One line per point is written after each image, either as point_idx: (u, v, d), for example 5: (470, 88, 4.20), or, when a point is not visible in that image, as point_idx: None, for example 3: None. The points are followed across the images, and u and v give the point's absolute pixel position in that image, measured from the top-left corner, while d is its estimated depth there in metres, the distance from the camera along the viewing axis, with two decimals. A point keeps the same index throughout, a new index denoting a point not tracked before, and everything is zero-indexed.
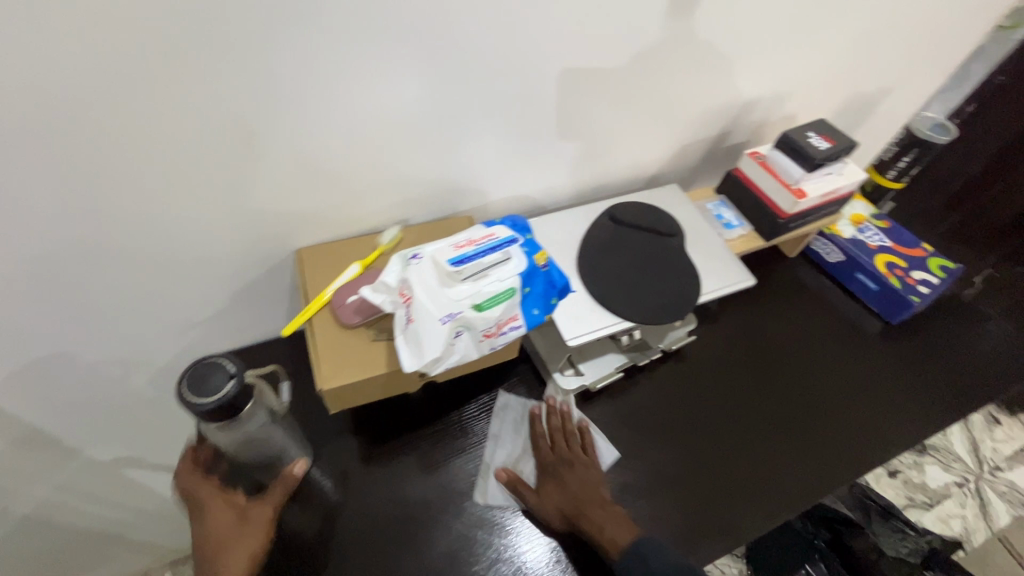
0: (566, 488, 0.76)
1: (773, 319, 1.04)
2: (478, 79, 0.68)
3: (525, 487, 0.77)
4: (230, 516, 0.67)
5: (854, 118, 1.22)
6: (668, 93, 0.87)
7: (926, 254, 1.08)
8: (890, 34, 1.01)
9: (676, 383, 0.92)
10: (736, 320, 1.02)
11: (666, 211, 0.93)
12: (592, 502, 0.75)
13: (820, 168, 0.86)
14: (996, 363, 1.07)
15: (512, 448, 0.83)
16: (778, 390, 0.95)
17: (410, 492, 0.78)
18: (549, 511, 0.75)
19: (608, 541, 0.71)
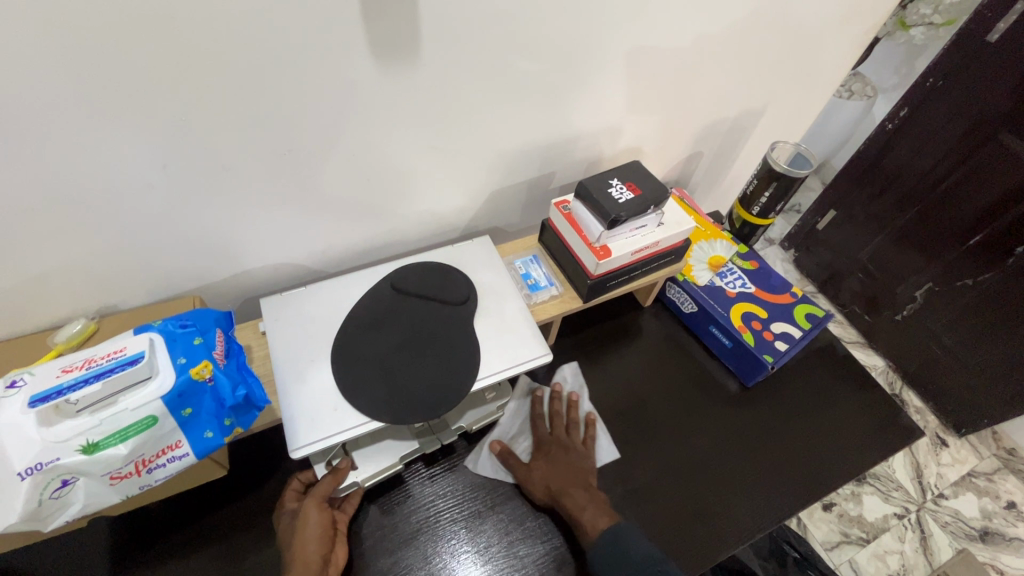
0: (554, 465, 0.78)
1: (611, 381, 0.92)
2: (131, 146, 0.55)
3: (516, 460, 0.79)
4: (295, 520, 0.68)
5: (723, 144, 1.09)
6: (450, 140, 0.75)
7: (793, 301, 0.95)
8: (733, 56, 0.88)
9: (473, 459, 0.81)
10: (565, 385, 0.90)
11: (461, 271, 0.80)
12: (574, 483, 0.76)
13: (624, 223, 0.73)
14: (875, 426, 0.94)
15: (510, 425, 0.85)
16: (608, 471, 0.83)
17: (381, 524, 0.74)
18: (534, 484, 0.76)
19: (587, 523, 0.71)
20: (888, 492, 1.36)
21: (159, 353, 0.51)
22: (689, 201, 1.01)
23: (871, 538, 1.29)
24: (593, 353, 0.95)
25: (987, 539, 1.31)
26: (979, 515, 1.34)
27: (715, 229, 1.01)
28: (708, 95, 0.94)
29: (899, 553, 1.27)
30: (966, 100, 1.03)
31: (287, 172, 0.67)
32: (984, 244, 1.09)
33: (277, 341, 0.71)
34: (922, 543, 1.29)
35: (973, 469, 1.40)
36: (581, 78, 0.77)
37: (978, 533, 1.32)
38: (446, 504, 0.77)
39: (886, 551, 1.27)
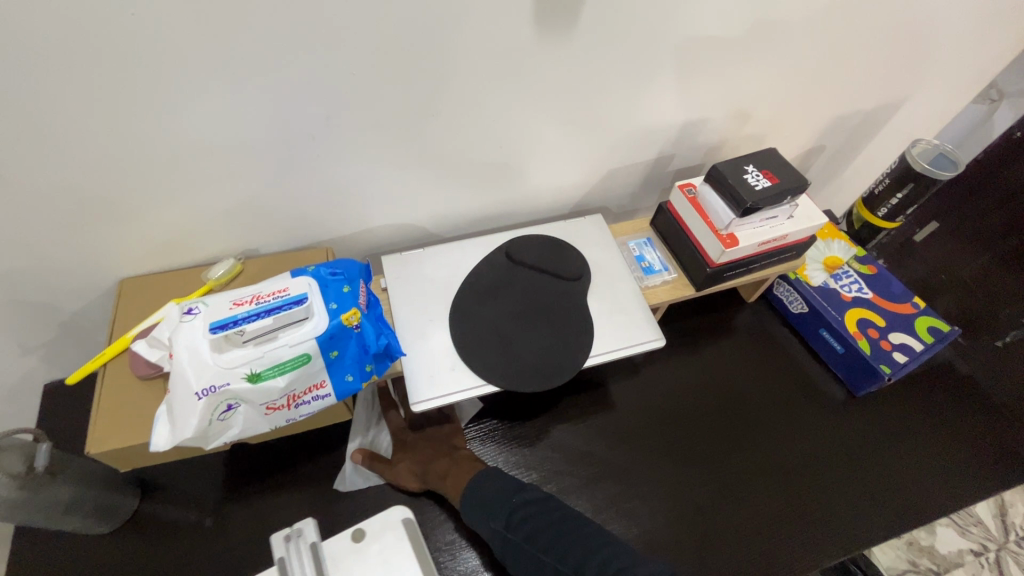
0: (414, 452, 0.74)
1: (708, 373, 0.91)
2: (300, 96, 0.58)
3: (379, 461, 0.75)
4: None
5: (849, 139, 1.02)
6: (582, 114, 0.74)
7: (915, 312, 0.89)
8: (887, 44, 0.82)
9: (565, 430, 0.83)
10: (660, 373, 0.90)
11: (575, 247, 0.79)
12: (437, 455, 0.74)
13: (757, 211, 0.70)
14: (986, 457, 0.88)
15: (362, 425, 0.80)
16: (704, 462, 0.82)
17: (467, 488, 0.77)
18: (403, 476, 0.73)
19: (452, 489, 0.69)
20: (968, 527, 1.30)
21: (316, 296, 0.54)
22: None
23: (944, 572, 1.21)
24: (690, 344, 0.94)
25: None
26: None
27: (833, 229, 0.96)
28: (848, 84, 0.88)
29: None
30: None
31: (427, 134, 0.68)
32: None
33: (400, 299, 0.73)
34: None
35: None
36: (725, 59, 0.73)
37: None
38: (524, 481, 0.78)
39: None
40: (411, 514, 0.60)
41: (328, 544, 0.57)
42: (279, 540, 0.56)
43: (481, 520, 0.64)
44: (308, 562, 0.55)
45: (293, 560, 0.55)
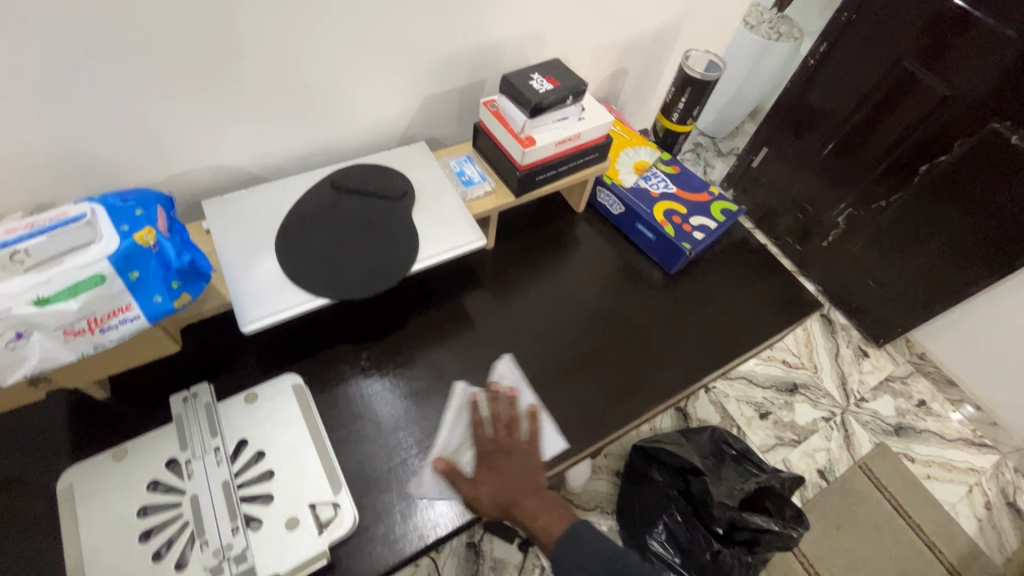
0: (501, 475, 0.73)
1: (551, 277, 1.00)
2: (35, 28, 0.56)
3: (460, 477, 0.72)
4: None
5: (647, 59, 1.15)
6: (378, 41, 0.78)
7: (711, 198, 1.05)
8: None
9: (419, 341, 0.88)
10: (505, 283, 0.98)
11: (397, 170, 0.85)
12: (527, 492, 0.72)
13: (545, 112, 0.79)
14: (781, 305, 1.03)
15: (451, 438, 0.79)
16: (573, 334, 0.93)
17: (339, 403, 0.80)
18: (481, 499, 0.71)
19: (541, 530, 0.71)
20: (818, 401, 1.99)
21: (102, 220, 0.55)
22: (614, 113, 1.09)
23: (802, 438, 1.92)
24: (531, 254, 1.02)
25: (901, 433, 1.97)
26: (894, 413, 2.01)
27: (640, 138, 1.09)
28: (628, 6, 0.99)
29: (822, 450, 1.89)
30: (863, 50, 1.52)
31: (209, 67, 0.69)
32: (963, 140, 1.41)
33: (222, 235, 0.74)
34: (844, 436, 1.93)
35: (890, 376, 2.09)
36: None
37: (893, 428, 1.98)
38: (411, 441, 0.78)
39: (814, 448, 1.89)
40: (300, 381, 0.75)
41: (224, 404, 0.72)
42: (178, 399, 0.71)
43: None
44: (204, 420, 0.70)
45: (190, 416, 0.70)
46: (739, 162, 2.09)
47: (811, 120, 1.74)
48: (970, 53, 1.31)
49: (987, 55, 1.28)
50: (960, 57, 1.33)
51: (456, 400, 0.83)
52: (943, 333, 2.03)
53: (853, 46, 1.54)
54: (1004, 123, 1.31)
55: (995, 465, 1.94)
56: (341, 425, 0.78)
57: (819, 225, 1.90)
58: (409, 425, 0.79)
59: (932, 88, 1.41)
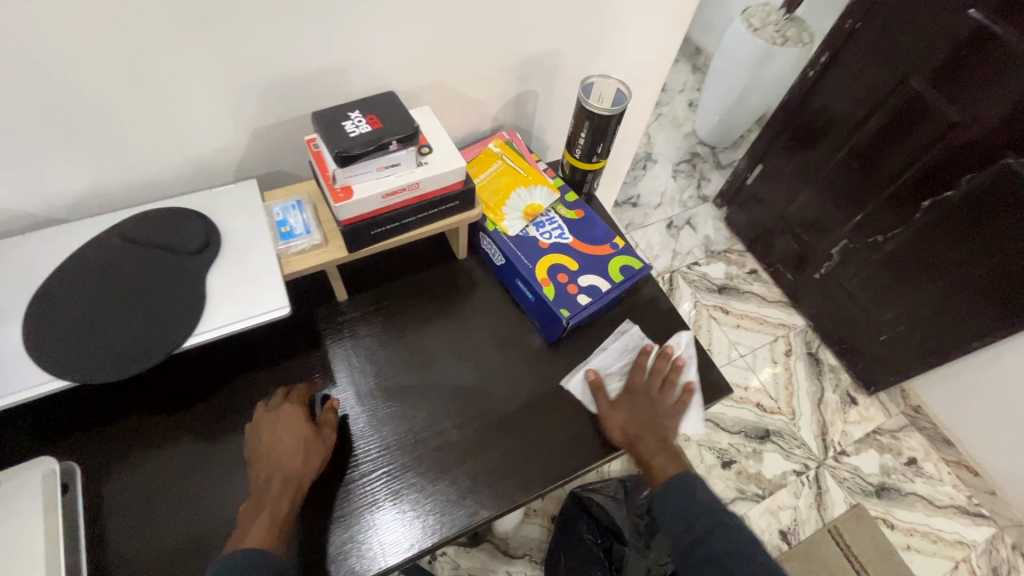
0: (640, 409, 0.81)
1: (413, 337, 0.87)
2: None
3: (603, 395, 0.81)
4: (299, 436, 0.71)
5: (560, 82, 0.99)
6: (165, 60, 0.65)
7: (612, 253, 0.89)
8: None
9: (234, 411, 0.78)
10: (356, 343, 0.85)
11: (206, 216, 0.73)
12: (654, 435, 0.80)
13: (360, 160, 0.65)
14: (689, 383, 0.86)
15: (609, 362, 0.85)
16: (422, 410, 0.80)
17: (124, 485, 0.71)
18: (614, 421, 0.79)
19: (657, 468, 0.78)
20: (791, 451, 1.74)
21: None
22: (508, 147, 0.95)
23: (768, 493, 1.67)
24: (394, 306, 0.88)
25: (882, 494, 1.70)
26: (878, 472, 1.73)
27: (539, 176, 0.94)
28: (515, 24, 0.84)
29: (788, 508, 1.64)
30: (870, 62, 1.36)
31: None
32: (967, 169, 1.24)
33: None
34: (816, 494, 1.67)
35: (879, 428, 1.81)
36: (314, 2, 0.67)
37: (875, 487, 1.71)
38: (369, 460, 0.75)
39: (778, 505, 1.64)
40: (54, 465, 0.66)
41: None
42: None
43: (681, 516, 0.74)
44: None
45: None
46: (734, 176, 2.02)
47: (817, 134, 1.60)
48: (984, 78, 1.15)
49: (1003, 79, 1.11)
50: (974, 81, 1.17)
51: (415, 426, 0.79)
52: (942, 385, 1.74)
53: (859, 58, 1.39)
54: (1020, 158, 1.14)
55: (989, 538, 1.65)
56: (118, 513, 0.70)
57: (817, 252, 1.78)
58: (197, 521, 0.70)
59: (941, 114, 1.25)
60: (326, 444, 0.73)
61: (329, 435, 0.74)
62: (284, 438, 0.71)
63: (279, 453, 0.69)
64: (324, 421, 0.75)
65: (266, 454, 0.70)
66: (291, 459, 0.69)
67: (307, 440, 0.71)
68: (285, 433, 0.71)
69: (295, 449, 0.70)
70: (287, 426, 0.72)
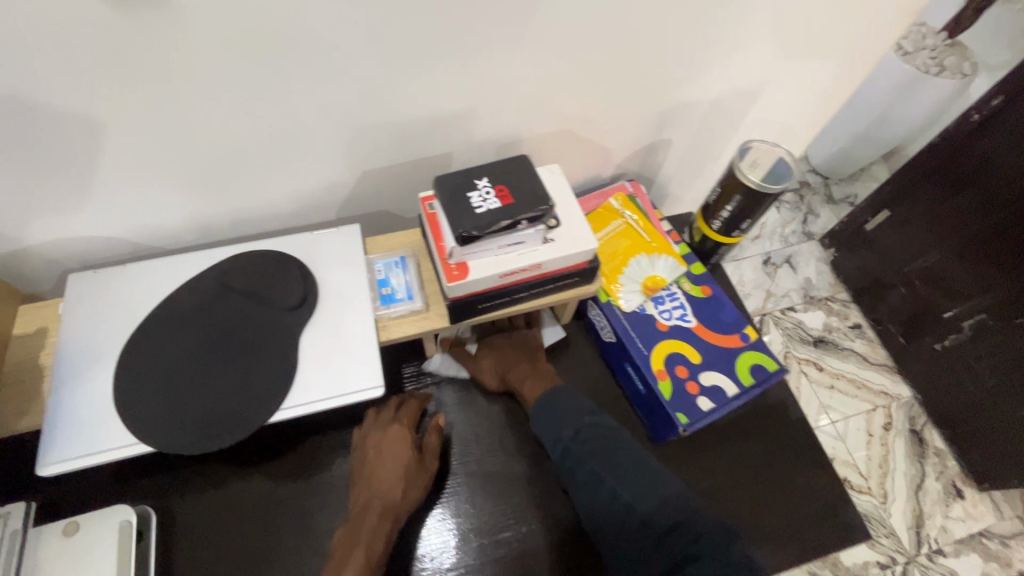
0: (498, 350, 0.78)
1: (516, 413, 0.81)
2: None
3: (462, 351, 0.80)
4: (405, 463, 0.68)
5: (700, 133, 0.86)
6: (291, 109, 0.59)
7: (742, 345, 0.76)
8: (694, 32, 0.65)
9: (315, 467, 0.75)
10: (460, 404, 0.81)
11: (306, 266, 0.66)
12: (519, 363, 0.77)
13: (484, 238, 0.56)
14: (812, 513, 0.74)
15: None
16: (510, 499, 0.76)
17: (205, 533, 0.70)
18: (483, 372, 0.78)
19: (529, 393, 0.73)
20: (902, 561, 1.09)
21: None
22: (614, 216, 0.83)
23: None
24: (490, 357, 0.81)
25: None
26: None
27: (664, 242, 0.82)
28: (667, 75, 0.71)
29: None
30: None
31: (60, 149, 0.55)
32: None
33: (72, 332, 0.61)
34: None
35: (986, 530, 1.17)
36: (454, 54, 0.58)
37: None
38: (458, 507, 0.75)
39: None
40: (130, 517, 0.63)
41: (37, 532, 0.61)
42: None
43: (549, 431, 0.67)
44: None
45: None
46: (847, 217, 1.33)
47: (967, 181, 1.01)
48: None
49: None
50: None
51: (515, 497, 0.76)
52: None
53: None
54: None
55: None
56: (195, 567, 0.68)
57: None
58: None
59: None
60: (425, 477, 0.70)
61: (431, 463, 0.71)
62: (391, 464, 0.67)
63: (384, 478, 0.67)
64: (427, 449, 0.72)
65: (371, 472, 0.67)
66: (395, 488, 0.66)
67: (414, 468, 0.69)
68: (392, 458, 0.68)
69: (400, 479, 0.67)
70: (395, 453, 0.68)
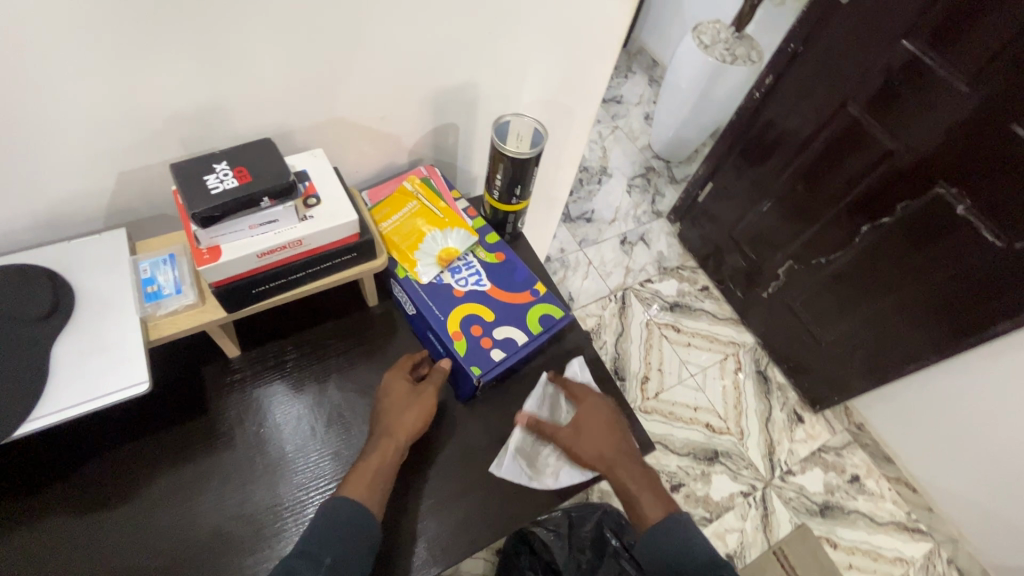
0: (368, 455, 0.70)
1: (338, 388, 0.81)
2: None
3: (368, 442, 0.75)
4: (402, 393, 0.75)
5: (482, 116, 0.94)
6: (6, 112, 0.57)
7: (531, 300, 0.84)
8: (433, 19, 0.72)
9: (104, 488, 0.69)
10: (282, 378, 0.80)
11: (53, 275, 0.64)
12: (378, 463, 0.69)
13: (226, 218, 0.58)
14: None
15: (236, 487, 0.71)
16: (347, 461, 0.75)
17: None
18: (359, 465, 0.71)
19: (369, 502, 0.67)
20: (740, 471, 1.63)
21: None
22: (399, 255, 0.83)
23: (715, 517, 1.56)
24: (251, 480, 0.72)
25: (826, 513, 1.60)
26: (822, 490, 1.63)
27: (456, 217, 0.87)
28: (425, 61, 0.78)
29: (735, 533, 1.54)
30: (815, 81, 1.30)
31: None
32: (922, 170, 1.16)
33: None
34: (764, 517, 1.57)
35: (824, 445, 1.71)
36: (181, 44, 0.59)
37: (819, 507, 1.61)
38: (283, 474, 0.73)
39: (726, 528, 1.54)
40: None
41: None
42: None
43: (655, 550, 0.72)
44: None
45: None
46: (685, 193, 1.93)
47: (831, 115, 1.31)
48: (918, 107, 1.12)
49: (935, 107, 1.09)
50: (908, 110, 1.14)
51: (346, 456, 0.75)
52: (884, 403, 1.64)
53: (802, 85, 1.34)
54: (951, 188, 1.12)
55: (926, 555, 1.56)
56: None
57: (764, 271, 1.70)
58: None
59: (878, 143, 1.22)
60: (416, 403, 0.74)
61: (426, 392, 0.75)
62: (390, 391, 0.75)
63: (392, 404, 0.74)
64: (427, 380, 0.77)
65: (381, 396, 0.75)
66: (386, 409, 0.73)
67: (411, 397, 0.75)
68: (390, 389, 0.75)
69: (395, 402, 0.74)
70: (392, 383, 0.76)
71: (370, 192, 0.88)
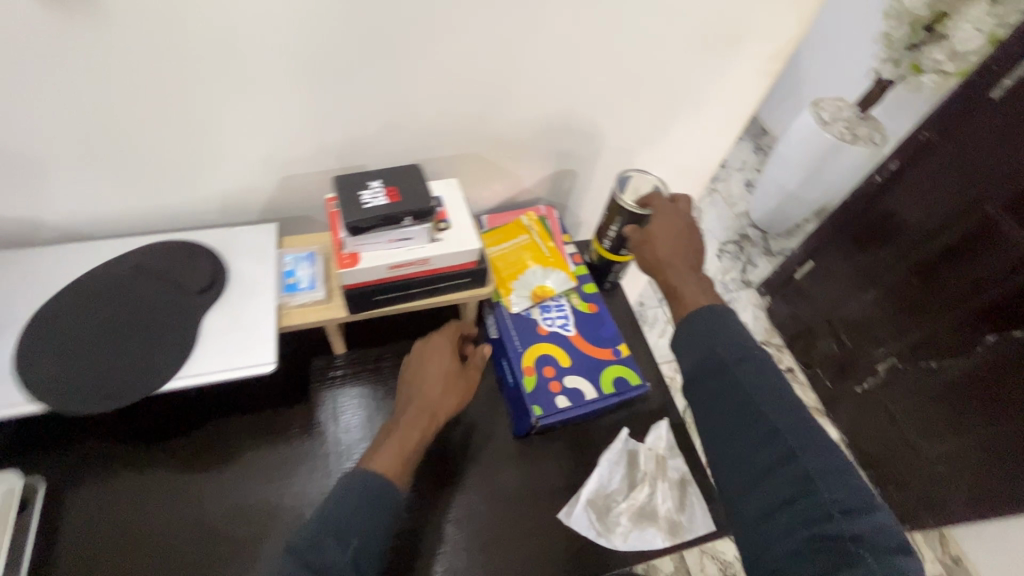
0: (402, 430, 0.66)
1: None
2: None
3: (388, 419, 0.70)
4: (444, 373, 0.73)
5: (600, 167, 0.97)
6: (217, 118, 0.68)
7: (611, 359, 0.84)
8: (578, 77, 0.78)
9: (211, 452, 0.75)
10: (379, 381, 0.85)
11: (216, 255, 0.73)
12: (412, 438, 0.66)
13: (372, 231, 0.64)
14: (683, 510, 0.80)
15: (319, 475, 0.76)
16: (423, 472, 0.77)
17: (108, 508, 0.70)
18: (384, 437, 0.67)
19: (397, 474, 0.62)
20: None
21: None
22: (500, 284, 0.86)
23: None
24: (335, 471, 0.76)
25: None
26: None
27: (560, 259, 0.90)
28: (561, 113, 0.83)
29: None
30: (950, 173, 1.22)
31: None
32: None
33: None
34: None
35: None
36: (364, 79, 0.69)
37: None
38: None
39: None
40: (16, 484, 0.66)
41: None
42: None
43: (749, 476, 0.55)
44: None
45: None
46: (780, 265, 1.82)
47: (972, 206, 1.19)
48: None
49: None
50: None
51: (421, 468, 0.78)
52: (991, 538, 1.43)
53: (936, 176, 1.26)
54: None
55: None
56: (77, 545, 0.67)
57: (862, 364, 1.58)
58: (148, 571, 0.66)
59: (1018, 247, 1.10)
60: (458, 387, 0.73)
61: (469, 376, 0.75)
62: (431, 371, 0.73)
63: (430, 382, 0.71)
64: (469, 364, 0.76)
65: (420, 376, 0.73)
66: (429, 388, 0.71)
67: (452, 379, 0.73)
68: (434, 368, 0.73)
69: (437, 382, 0.72)
70: (435, 361, 0.74)
71: (486, 219, 0.94)
